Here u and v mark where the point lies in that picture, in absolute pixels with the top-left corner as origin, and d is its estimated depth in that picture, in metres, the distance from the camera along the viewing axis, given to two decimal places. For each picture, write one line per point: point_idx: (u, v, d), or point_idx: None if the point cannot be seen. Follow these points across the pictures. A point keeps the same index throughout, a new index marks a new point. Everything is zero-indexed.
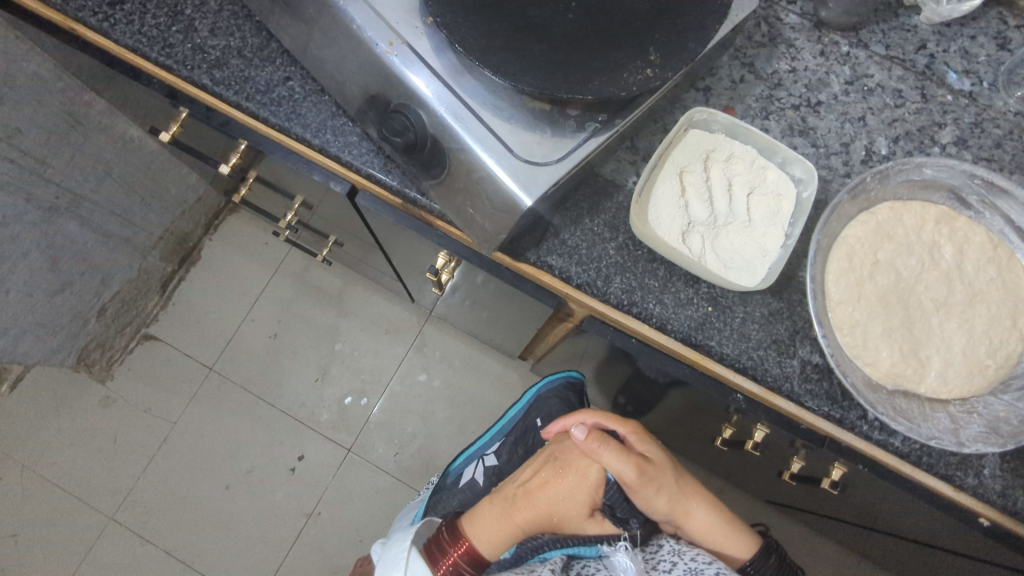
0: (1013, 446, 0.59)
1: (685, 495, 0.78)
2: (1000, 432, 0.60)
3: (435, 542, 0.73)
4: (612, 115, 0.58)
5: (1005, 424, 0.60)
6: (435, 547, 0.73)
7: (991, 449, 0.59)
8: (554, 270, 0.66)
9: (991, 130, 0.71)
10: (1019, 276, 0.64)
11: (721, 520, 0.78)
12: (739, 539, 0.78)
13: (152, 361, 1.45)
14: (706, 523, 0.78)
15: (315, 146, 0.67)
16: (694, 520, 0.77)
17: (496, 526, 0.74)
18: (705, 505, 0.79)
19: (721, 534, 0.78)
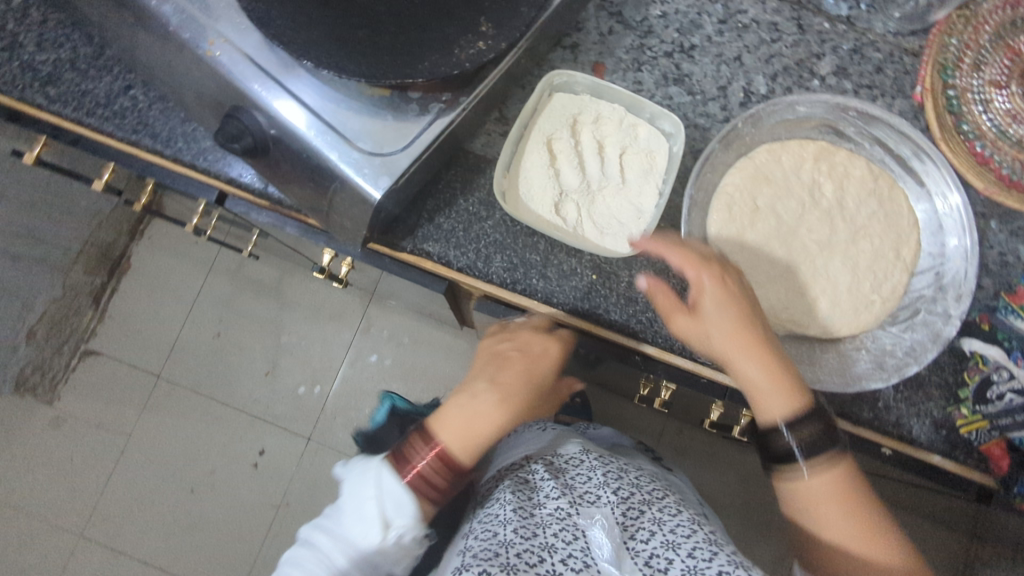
0: (898, 379, 0.60)
1: (745, 358, 0.55)
2: (886, 365, 0.61)
3: (408, 439, 0.58)
4: (456, 93, 0.56)
5: (892, 357, 0.62)
6: (399, 444, 0.57)
7: (878, 384, 0.61)
8: (433, 256, 0.64)
9: (872, 55, 0.69)
10: (900, 207, 0.66)
11: (840, 468, 0.55)
12: (850, 497, 0.54)
13: (97, 376, 1.43)
14: (795, 448, 0.54)
15: (168, 156, 0.64)
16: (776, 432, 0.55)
17: (471, 412, 0.58)
18: (774, 375, 0.55)
19: (817, 479, 0.54)
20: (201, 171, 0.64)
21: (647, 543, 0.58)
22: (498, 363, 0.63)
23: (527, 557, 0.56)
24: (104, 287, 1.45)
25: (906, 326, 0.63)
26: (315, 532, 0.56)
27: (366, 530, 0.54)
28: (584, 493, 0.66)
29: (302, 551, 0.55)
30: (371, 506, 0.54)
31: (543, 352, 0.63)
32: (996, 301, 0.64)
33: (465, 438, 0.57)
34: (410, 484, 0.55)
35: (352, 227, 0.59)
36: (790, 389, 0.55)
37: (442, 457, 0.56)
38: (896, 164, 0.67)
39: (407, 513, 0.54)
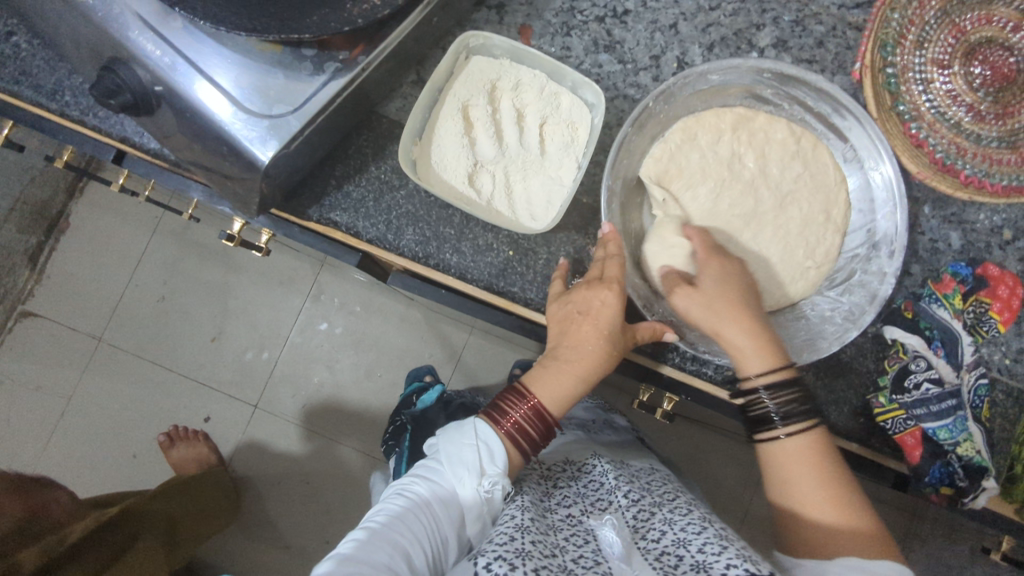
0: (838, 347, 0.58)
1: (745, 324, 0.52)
2: (823, 334, 0.60)
3: (494, 400, 0.56)
4: (355, 51, 0.52)
5: (830, 325, 0.60)
6: (487, 406, 0.56)
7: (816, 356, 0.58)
8: (342, 227, 0.61)
9: (813, 28, 0.65)
10: (824, 165, 0.63)
11: (854, 509, 0.47)
12: (853, 515, 0.47)
13: (34, 337, 1.39)
14: (807, 489, 0.48)
15: (56, 111, 0.60)
16: (791, 485, 0.49)
17: (563, 369, 0.55)
18: (773, 366, 0.52)
19: (818, 503, 0.47)
20: (92, 127, 0.60)
21: (658, 541, 0.55)
22: (565, 326, 0.57)
23: (540, 546, 0.49)
24: (41, 246, 1.40)
25: (844, 290, 0.61)
26: (409, 481, 0.52)
27: (461, 477, 0.51)
28: (595, 500, 0.65)
29: (395, 501, 0.50)
30: (470, 453, 0.52)
31: (609, 307, 0.56)
32: (922, 289, 0.63)
33: (556, 395, 0.55)
34: (504, 437, 0.53)
35: (245, 193, 0.56)
36: (822, 453, 0.50)
37: (535, 410, 0.54)
38: (819, 123, 0.64)
39: (500, 464, 0.52)
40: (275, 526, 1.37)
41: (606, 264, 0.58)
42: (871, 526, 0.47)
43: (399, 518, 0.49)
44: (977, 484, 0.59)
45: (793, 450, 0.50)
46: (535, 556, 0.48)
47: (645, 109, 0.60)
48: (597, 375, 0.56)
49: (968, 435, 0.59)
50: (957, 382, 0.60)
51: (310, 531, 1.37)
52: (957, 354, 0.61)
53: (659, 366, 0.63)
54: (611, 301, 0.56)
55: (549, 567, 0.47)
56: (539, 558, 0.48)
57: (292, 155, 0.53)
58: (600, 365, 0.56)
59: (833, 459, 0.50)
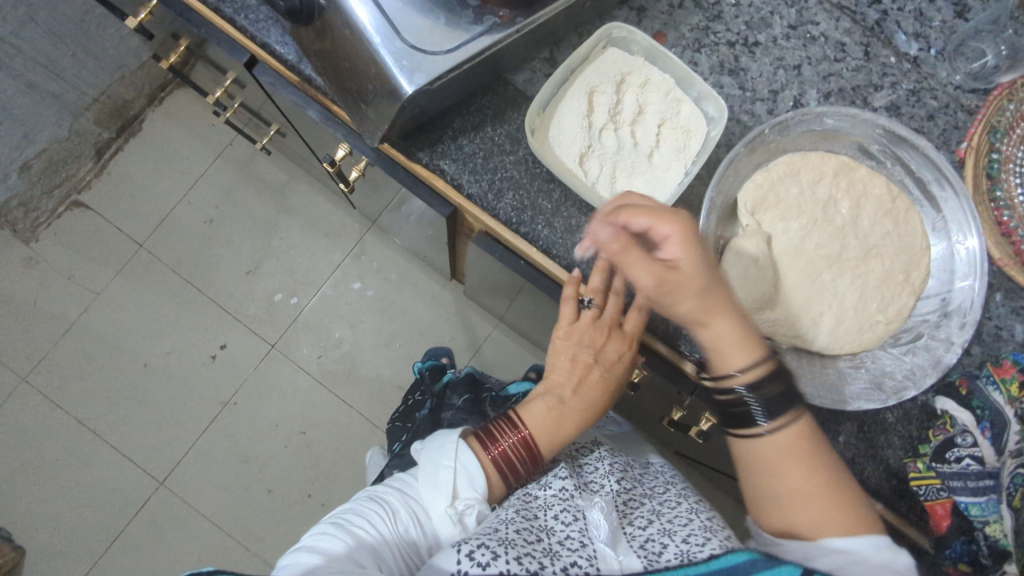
0: (894, 401, 0.60)
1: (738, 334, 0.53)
2: (882, 387, 0.61)
3: (483, 425, 0.62)
4: (514, 12, 0.55)
5: (890, 379, 0.62)
6: (477, 428, 0.61)
7: (872, 405, 0.61)
8: (447, 176, 0.63)
9: (927, 101, 0.68)
10: (914, 228, 0.65)
11: (837, 496, 0.50)
12: (839, 510, 0.49)
13: (79, 229, 1.41)
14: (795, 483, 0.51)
15: (210, 4, 0.63)
16: (778, 475, 0.51)
17: (561, 410, 0.63)
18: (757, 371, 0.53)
19: (813, 498, 0.50)
20: (239, 27, 0.63)
21: (643, 528, 0.59)
22: (577, 370, 0.65)
23: (525, 535, 0.55)
24: (110, 144, 1.43)
25: (908, 350, 0.63)
26: (386, 493, 0.58)
27: (434, 493, 0.57)
28: (590, 481, 0.66)
29: (371, 506, 0.57)
30: (451, 476, 0.57)
31: (618, 362, 0.65)
32: (979, 369, 0.64)
33: (549, 431, 0.62)
34: (491, 462, 0.59)
35: (373, 120, 0.58)
36: (810, 446, 0.51)
37: (525, 443, 0.60)
38: (916, 188, 0.66)
39: (478, 487, 0.57)
40: (263, 467, 1.37)
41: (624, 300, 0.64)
42: (855, 511, 0.50)
43: (372, 524, 0.55)
44: (999, 567, 0.57)
45: (780, 441, 0.52)
46: (519, 545, 0.53)
47: (760, 134, 0.63)
48: (590, 417, 0.64)
49: (1000, 518, 0.57)
50: (997, 465, 0.59)
51: (295, 480, 1.37)
52: (1001, 439, 0.59)
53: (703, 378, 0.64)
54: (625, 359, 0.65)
55: (531, 554, 0.53)
56: (522, 546, 0.53)
57: (429, 95, 0.56)
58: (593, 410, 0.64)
59: (818, 444, 0.52)
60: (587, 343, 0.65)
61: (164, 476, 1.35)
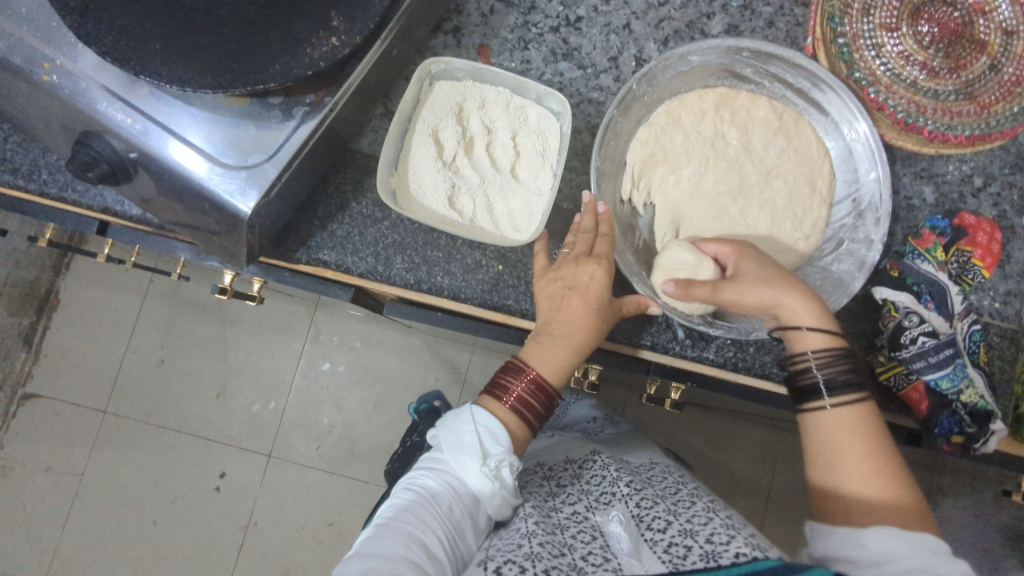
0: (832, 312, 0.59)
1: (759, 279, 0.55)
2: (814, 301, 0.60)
3: (493, 379, 0.58)
4: (321, 93, 0.53)
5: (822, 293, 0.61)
6: (488, 384, 0.58)
7: None
8: (332, 265, 0.62)
9: (761, 10, 0.67)
10: (808, 140, 0.64)
11: (900, 487, 0.48)
12: (898, 500, 0.47)
13: (39, 419, 1.38)
14: (853, 467, 0.49)
15: (34, 191, 0.61)
16: (843, 457, 0.50)
17: (564, 336, 0.57)
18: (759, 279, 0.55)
19: (864, 479, 0.48)
20: (72, 201, 0.61)
21: (664, 531, 0.55)
22: (555, 303, 0.58)
23: (549, 548, 0.52)
24: (34, 326, 1.39)
25: (834, 260, 0.62)
26: (419, 474, 0.54)
27: (466, 460, 0.53)
28: (599, 495, 0.65)
29: (406, 492, 0.53)
30: (471, 437, 0.54)
31: (593, 280, 0.57)
32: (904, 245, 0.64)
33: (557, 362, 0.57)
34: (510, 414, 0.56)
35: (231, 246, 0.56)
36: (868, 425, 0.50)
37: (537, 384, 0.56)
38: (798, 97, 0.65)
39: (503, 441, 0.54)
40: (306, 572, 1.35)
41: (594, 240, 0.60)
42: (911, 500, 0.48)
43: (415, 510, 0.51)
44: (986, 428, 0.60)
45: (841, 422, 0.51)
46: (545, 558, 0.50)
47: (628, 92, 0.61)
48: (593, 343, 0.58)
49: (971, 381, 0.59)
50: (951, 330, 0.61)
51: None
52: (946, 304, 0.61)
53: (635, 351, 0.64)
54: (599, 275, 0.57)
55: (558, 568, 0.50)
56: (549, 558, 0.50)
57: (273, 204, 0.54)
58: (593, 336, 0.58)
59: (879, 431, 0.50)
60: (562, 276, 0.58)
61: None
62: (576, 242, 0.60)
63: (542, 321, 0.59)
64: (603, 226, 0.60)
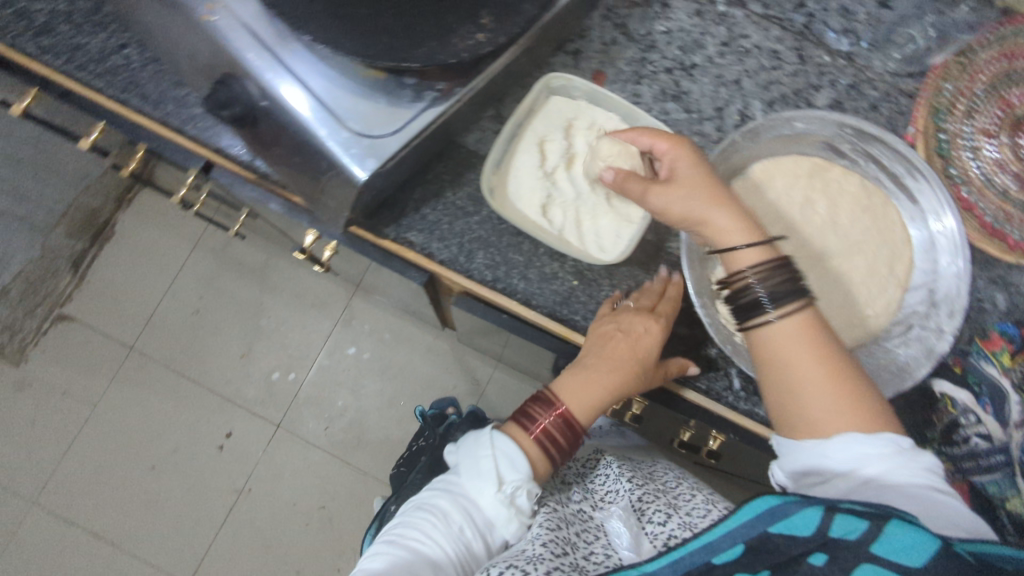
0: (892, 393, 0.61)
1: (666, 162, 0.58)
2: (880, 381, 0.62)
3: (522, 407, 0.60)
4: (452, 83, 0.55)
5: (885, 373, 0.62)
6: (517, 412, 0.60)
7: None
8: (416, 246, 0.64)
9: (868, 92, 0.69)
10: (892, 222, 0.65)
11: (856, 392, 0.50)
12: (860, 399, 0.50)
13: (67, 343, 1.39)
14: (809, 374, 0.51)
15: (157, 119, 0.64)
16: (794, 364, 0.51)
17: (595, 377, 0.59)
18: (761, 257, 0.55)
19: (822, 390, 0.50)
20: (188, 136, 0.64)
21: (663, 525, 0.59)
22: (602, 345, 0.59)
23: (552, 545, 0.55)
24: (84, 253, 1.42)
25: (900, 343, 0.63)
26: (437, 496, 0.56)
27: (482, 486, 0.55)
28: (603, 494, 0.70)
29: (418, 515, 0.55)
30: (489, 462, 0.55)
31: (645, 333, 0.59)
32: (969, 344, 0.65)
33: (586, 397, 0.59)
34: (535, 445, 0.57)
35: (333, 208, 0.58)
36: (811, 329, 0.53)
37: (564, 419, 0.57)
38: (890, 181, 0.66)
39: (521, 468, 0.55)
40: (288, 549, 1.35)
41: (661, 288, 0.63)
42: (873, 405, 0.50)
43: (430, 537, 0.53)
44: None
45: (790, 330, 0.52)
46: (547, 558, 0.52)
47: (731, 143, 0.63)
48: (627, 388, 0.59)
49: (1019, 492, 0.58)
50: (1006, 438, 0.60)
51: (323, 557, 1.35)
52: (1004, 411, 0.60)
53: (687, 391, 0.65)
54: (654, 330, 0.59)
55: (560, 568, 0.52)
56: (551, 559, 0.52)
57: (384, 177, 0.56)
58: (631, 377, 0.59)
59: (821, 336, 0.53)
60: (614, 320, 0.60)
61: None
62: (641, 297, 0.62)
63: (583, 355, 0.60)
64: (671, 289, 0.63)
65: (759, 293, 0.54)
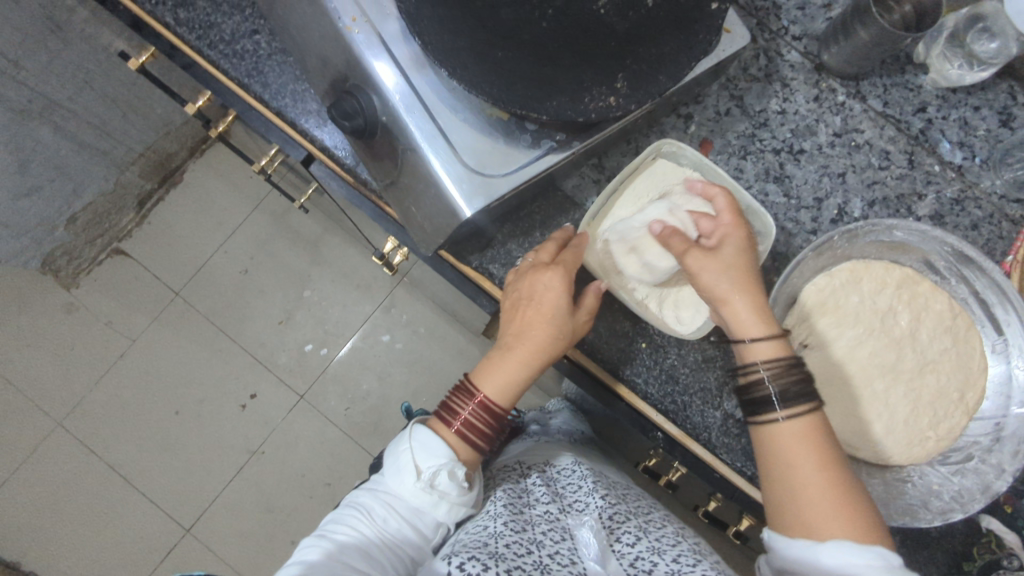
0: (940, 522, 0.59)
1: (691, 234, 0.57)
2: (930, 505, 0.61)
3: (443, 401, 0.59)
4: (570, 136, 0.56)
5: (936, 498, 0.61)
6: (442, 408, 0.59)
7: (918, 524, 0.60)
8: (495, 279, 0.65)
9: (971, 210, 0.68)
10: (973, 348, 0.64)
11: (852, 499, 0.45)
12: (855, 513, 0.45)
13: (119, 276, 1.43)
14: (806, 475, 0.47)
15: (272, 108, 0.67)
16: (796, 467, 0.47)
17: (517, 365, 0.57)
18: (773, 354, 0.52)
19: (821, 494, 0.45)
20: (298, 129, 0.67)
21: (632, 546, 0.55)
22: (513, 316, 0.59)
23: (514, 548, 0.52)
24: (151, 193, 1.44)
25: (957, 471, 0.62)
26: (358, 498, 0.55)
27: (398, 475, 0.54)
28: (573, 501, 0.65)
29: (346, 511, 0.53)
30: (407, 457, 0.54)
31: (553, 292, 0.57)
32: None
33: (511, 384, 0.57)
34: (456, 436, 0.56)
35: (428, 231, 0.59)
36: (821, 438, 0.48)
37: (482, 405, 0.56)
38: (979, 306, 0.65)
39: (439, 453, 0.54)
40: (287, 518, 1.35)
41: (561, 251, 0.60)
42: (868, 516, 0.45)
43: (349, 526, 0.52)
44: None
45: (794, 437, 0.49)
46: (508, 560, 0.49)
47: (828, 241, 0.63)
48: (550, 356, 0.58)
49: None
50: None
51: None
52: None
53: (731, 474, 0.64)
54: (555, 286, 0.57)
55: (521, 568, 0.49)
56: (512, 560, 0.49)
57: (486, 214, 0.57)
58: (547, 347, 0.57)
59: (832, 446, 0.48)
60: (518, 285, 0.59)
61: (191, 524, 1.34)
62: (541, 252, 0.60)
63: (502, 340, 0.59)
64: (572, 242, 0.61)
65: (771, 389, 0.50)
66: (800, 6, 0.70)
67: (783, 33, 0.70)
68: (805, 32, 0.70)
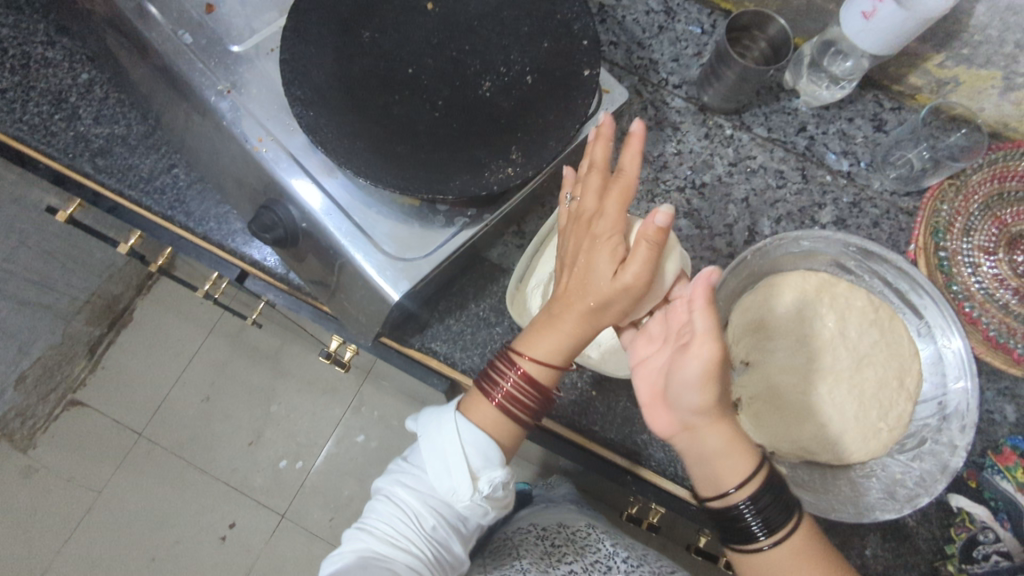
0: (910, 509, 0.59)
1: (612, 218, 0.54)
2: (897, 495, 0.61)
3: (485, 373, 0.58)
4: (481, 210, 0.60)
5: (902, 487, 0.62)
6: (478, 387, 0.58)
7: (890, 515, 0.60)
8: (439, 355, 0.67)
9: (869, 210, 0.74)
10: (900, 336, 0.68)
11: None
12: None
13: (75, 429, 1.38)
14: None
15: (198, 234, 0.69)
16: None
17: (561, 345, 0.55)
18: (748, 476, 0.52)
19: None
20: (228, 250, 0.69)
21: None
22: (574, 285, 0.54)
23: None
24: (101, 338, 1.41)
25: (915, 456, 0.63)
26: (395, 484, 0.56)
27: (454, 484, 0.54)
28: (594, 561, 0.68)
29: (387, 500, 0.55)
30: (454, 455, 0.54)
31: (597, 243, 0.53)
32: (982, 458, 0.66)
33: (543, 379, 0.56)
34: (494, 409, 0.56)
35: (363, 321, 0.61)
36: (809, 550, 0.50)
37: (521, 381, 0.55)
38: (896, 297, 0.69)
39: (493, 461, 0.55)
40: None
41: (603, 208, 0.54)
42: None
43: (396, 529, 0.54)
44: None
45: (783, 556, 0.51)
46: None
47: (742, 261, 0.66)
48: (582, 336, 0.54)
49: None
50: None
51: None
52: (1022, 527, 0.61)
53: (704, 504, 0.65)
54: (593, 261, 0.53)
55: None
56: None
57: (414, 296, 0.59)
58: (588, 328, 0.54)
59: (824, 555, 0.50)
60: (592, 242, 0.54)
61: None
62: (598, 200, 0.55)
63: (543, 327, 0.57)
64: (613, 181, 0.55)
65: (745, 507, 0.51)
66: (674, 59, 0.77)
67: (665, 84, 0.76)
68: (683, 80, 0.76)
